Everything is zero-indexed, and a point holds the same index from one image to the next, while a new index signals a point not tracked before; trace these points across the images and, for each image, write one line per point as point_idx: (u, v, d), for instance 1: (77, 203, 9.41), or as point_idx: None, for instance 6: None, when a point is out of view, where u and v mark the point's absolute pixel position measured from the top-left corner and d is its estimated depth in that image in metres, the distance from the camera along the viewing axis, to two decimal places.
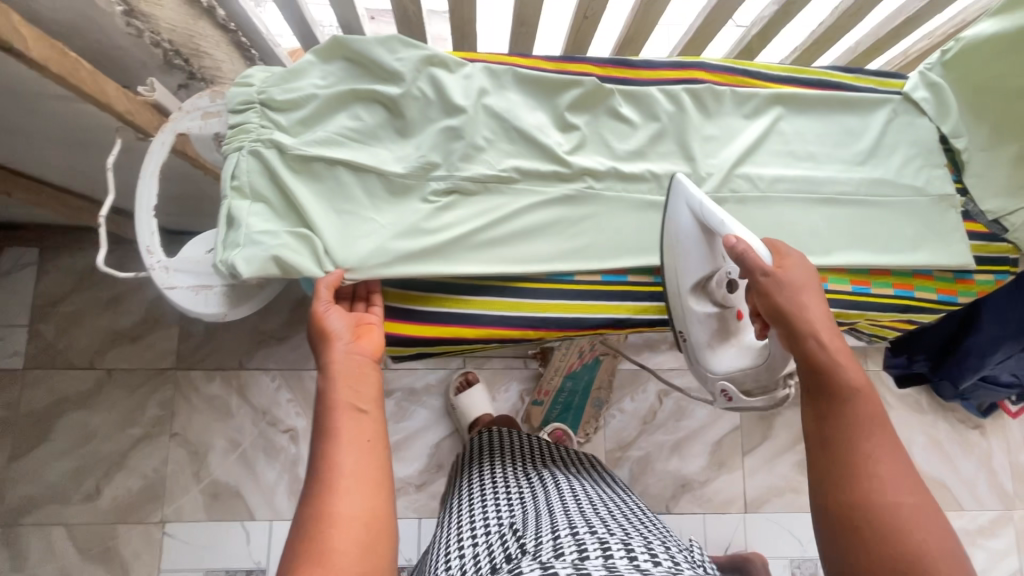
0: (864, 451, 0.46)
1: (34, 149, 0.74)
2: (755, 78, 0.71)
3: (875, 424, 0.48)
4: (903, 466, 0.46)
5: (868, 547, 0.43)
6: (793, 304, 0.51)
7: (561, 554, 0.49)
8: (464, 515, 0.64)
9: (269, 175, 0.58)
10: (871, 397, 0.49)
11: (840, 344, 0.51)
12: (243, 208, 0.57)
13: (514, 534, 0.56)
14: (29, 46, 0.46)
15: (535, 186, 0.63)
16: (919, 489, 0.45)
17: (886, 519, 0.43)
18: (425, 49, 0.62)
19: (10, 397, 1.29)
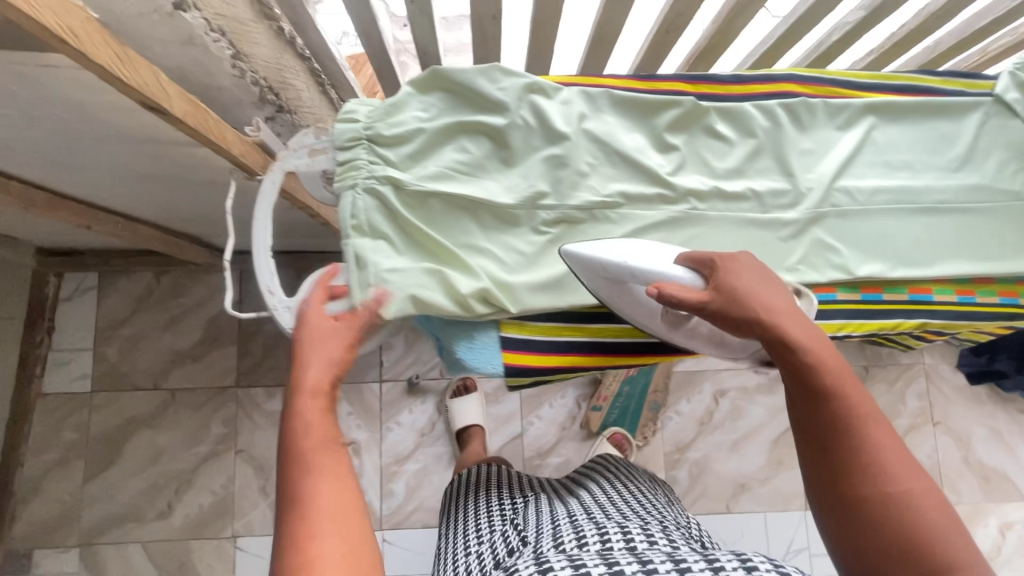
0: (853, 444, 0.50)
1: (132, 184, 0.76)
2: (846, 87, 0.71)
3: (859, 412, 0.51)
4: (888, 449, 0.50)
5: (861, 531, 0.49)
6: (750, 318, 0.55)
7: (559, 543, 0.64)
8: (473, 529, 0.81)
9: (393, 214, 0.59)
10: (848, 384, 0.52)
11: (810, 342, 0.54)
12: (368, 247, 0.58)
13: (518, 532, 0.72)
14: (172, 103, 0.47)
15: (640, 210, 0.64)
16: (903, 466, 0.49)
17: (873, 506, 0.48)
18: (526, 77, 0.62)
19: (80, 420, 1.33)
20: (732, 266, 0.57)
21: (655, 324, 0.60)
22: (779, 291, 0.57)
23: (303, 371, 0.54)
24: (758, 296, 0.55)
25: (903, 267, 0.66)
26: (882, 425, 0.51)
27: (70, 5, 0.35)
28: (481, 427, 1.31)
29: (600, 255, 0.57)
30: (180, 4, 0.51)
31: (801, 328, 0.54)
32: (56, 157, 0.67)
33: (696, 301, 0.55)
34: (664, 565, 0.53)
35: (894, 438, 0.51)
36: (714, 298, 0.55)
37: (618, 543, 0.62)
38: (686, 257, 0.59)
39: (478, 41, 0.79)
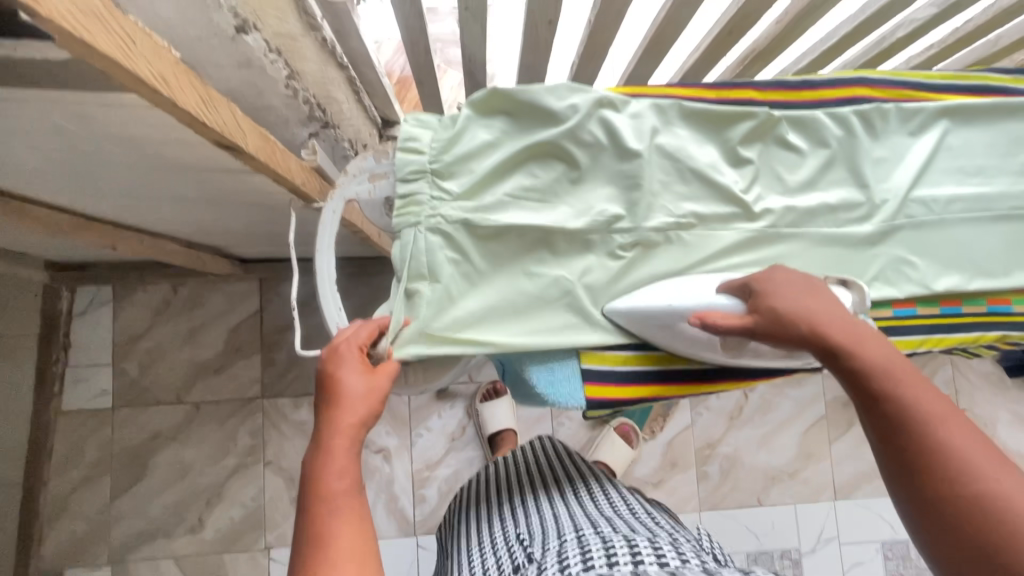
0: (925, 447, 0.44)
1: (168, 203, 0.71)
2: (920, 90, 0.68)
3: (927, 411, 0.45)
4: (970, 449, 0.44)
5: (957, 546, 0.42)
6: (792, 331, 0.52)
7: (566, 563, 0.58)
8: (474, 538, 0.75)
9: (455, 256, 0.58)
10: (911, 382, 0.47)
11: (857, 344, 0.50)
12: (427, 295, 0.57)
13: (521, 544, 0.66)
14: (248, 140, 0.43)
15: (714, 229, 0.62)
16: (993, 467, 0.43)
17: (965, 514, 0.42)
18: (596, 92, 0.58)
19: (103, 437, 1.29)
20: (765, 280, 0.54)
21: (714, 353, 0.59)
22: (826, 293, 0.54)
23: (335, 414, 0.51)
24: (799, 303, 0.52)
25: (981, 278, 0.65)
26: (957, 421, 0.45)
27: (160, 49, 0.32)
28: (513, 431, 1.29)
29: (638, 303, 0.58)
30: (242, 27, 0.48)
31: (847, 330, 0.51)
32: (94, 181, 0.62)
33: (738, 324, 0.53)
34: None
35: (976, 437, 0.44)
36: (750, 319, 0.53)
37: (649, 559, 0.56)
38: (724, 283, 0.57)
39: (528, 45, 0.75)
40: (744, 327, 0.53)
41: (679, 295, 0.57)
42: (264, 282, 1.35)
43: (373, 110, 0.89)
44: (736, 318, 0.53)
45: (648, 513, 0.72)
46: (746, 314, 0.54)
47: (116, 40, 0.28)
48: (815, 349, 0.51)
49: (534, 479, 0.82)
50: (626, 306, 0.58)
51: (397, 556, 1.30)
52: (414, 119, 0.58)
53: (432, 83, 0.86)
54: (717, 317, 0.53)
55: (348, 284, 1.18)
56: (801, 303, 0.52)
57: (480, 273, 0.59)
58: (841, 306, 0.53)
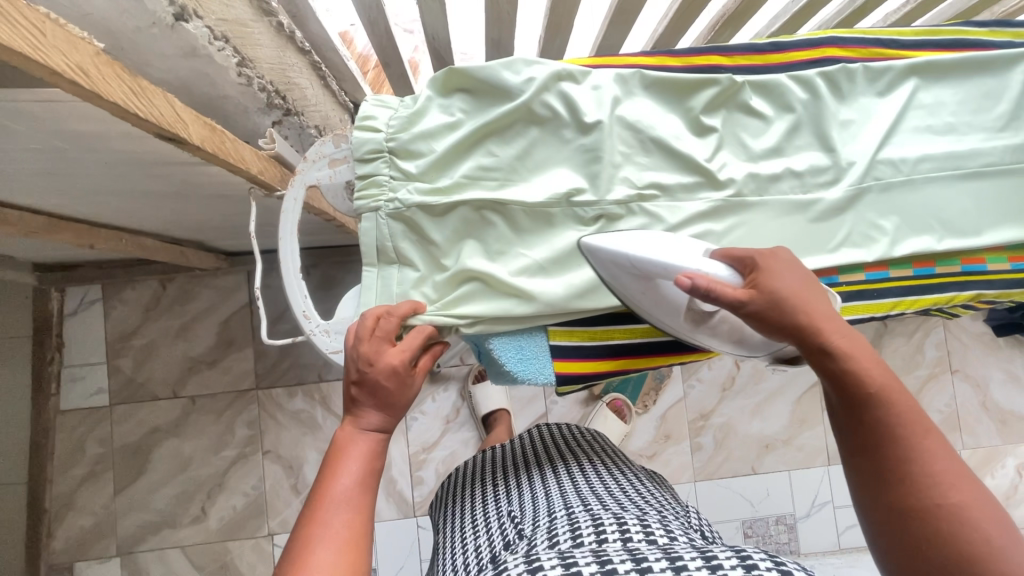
0: (901, 455, 0.45)
1: (134, 195, 0.71)
2: (891, 47, 0.66)
3: (911, 422, 0.46)
4: (942, 460, 0.44)
5: (910, 549, 0.43)
6: (786, 320, 0.50)
7: (556, 535, 0.60)
8: (465, 516, 0.76)
9: (414, 234, 0.59)
10: (901, 391, 0.47)
11: (853, 346, 0.48)
12: (394, 276, 0.59)
13: (512, 522, 0.68)
14: (191, 132, 0.43)
15: (678, 200, 0.61)
16: (962, 480, 0.43)
17: (927, 524, 0.42)
18: (554, 64, 0.58)
19: (103, 434, 1.31)
20: (768, 260, 0.53)
21: (676, 323, 0.58)
22: (822, 291, 0.52)
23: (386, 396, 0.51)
24: (795, 293, 0.50)
25: (952, 237, 0.64)
26: (934, 434, 0.45)
27: (76, 39, 0.31)
28: (506, 411, 1.30)
29: (627, 249, 0.55)
30: (180, 15, 0.47)
31: (843, 330, 0.49)
32: (56, 180, 0.62)
33: (731, 299, 0.51)
34: (695, 561, 0.49)
35: (950, 452, 0.45)
36: (744, 299, 0.51)
37: (637, 534, 0.57)
38: (720, 253, 0.56)
39: (492, 20, 0.73)
40: (736, 304, 0.51)
41: (661, 251, 0.54)
42: (251, 274, 1.35)
43: (343, 95, 0.88)
44: (728, 291, 0.51)
45: (639, 490, 0.73)
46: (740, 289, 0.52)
47: (21, 32, 0.27)
48: (805, 343, 0.50)
49: (522, 456, 0.84)
50: (606, 248, 0.56)
51: (398, 536, 1.32)
52: (376, 99, 0.59)
53: (399, 64, 0.84)
54: (708, 280, 0.51)
55: (332, 273, 1.18)
56: (798, 293, 0.50)
57: (436, 247, 0.59)
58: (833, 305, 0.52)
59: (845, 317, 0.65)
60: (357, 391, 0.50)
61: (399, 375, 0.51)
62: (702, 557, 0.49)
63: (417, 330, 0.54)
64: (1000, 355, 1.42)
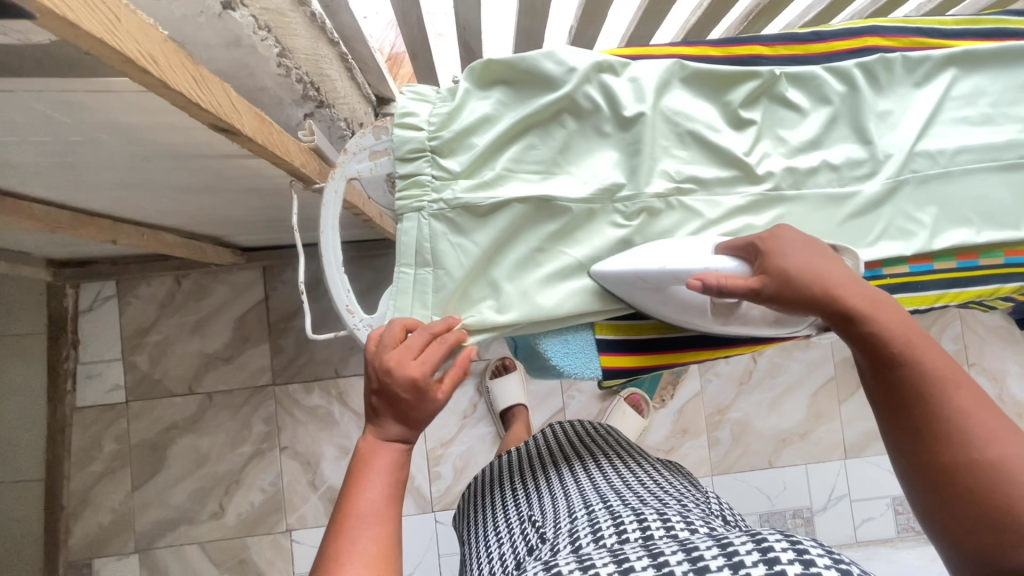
0: (934, 412, 0.43)
1: (163, 188, 0.70)
2: (930, 36, 0.65)
3: (939, 376, 0.44)
4: (979, 414, 0.42)
5: (953, 508, 0.41)
6: (804, 292, 0.49)
7: (576, 536, 0.59)
8: (487, 524, 0.76)
9: (452, 237, 0.57)
10: (928, 348, 0.45)
11: (874, 308, 0.47)
12: (431, 279, 0.57)
13: (533, 526, 0.68)
14: (243, 123, 0.42)
15: (715, 194, 0.60)
16: (1003, 434, 0.41)
17: (969, 480, 0.40)
18: (595, 54, 0.57)
19: (119, 430, 1.31)
20: (772, 238, 0.51)
21: (702, 321, 0.57)
22: (841, 260, 0.51)
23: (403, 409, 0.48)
24: (810, 263, 0.50)
25: (990, 230, 0.63)
26: (967, 386, 0.43)
27: (145, 25, 0.30)
28: (524, 406, 1.30)
29: (633, 265, 0.54)
30: (228, 4, 0.46)
31: (861, 292, 0.48)
32: (89, 173, 0.61)
33: (744, 288, 0.50)
34: (711, 550, 0.48)
35: (989, 407, 0.42)
36: (758, 281, 0.50)
37: (657, 528, 0.57)
38: (726, 245, 0.54)
39: (524, 10, 0.72)
40: (751, 291, 0.50)
41: (669, 257, 0.53)
42: (267, 270, 1.34)
43: (368, 87, 0.86)
44: (738, 281, 0.50)
45: (659, 483, 0.72)
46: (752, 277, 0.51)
47: (97, 15, 0.26)
48: (824, 313, 0.49)
49: (539, 456, 0.84)
50: (613, 270, 0.55)
51: (416, 532, 1.32)
52: (412, 92, 0.57)
53: (426, 55, 0.83)
54: (718, 278, 0.50)
55: (351, 268, 1.17)
56: (813, 262, 0.50)
57: (477, 249, 0.57)
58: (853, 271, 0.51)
59: None
60: (377, 401, 0.49)
61: (421, 390, 0.48)
62: (718, 545, 0.49)
63: (441, 341, 0.51)
64: (1017, 347, 1.42)
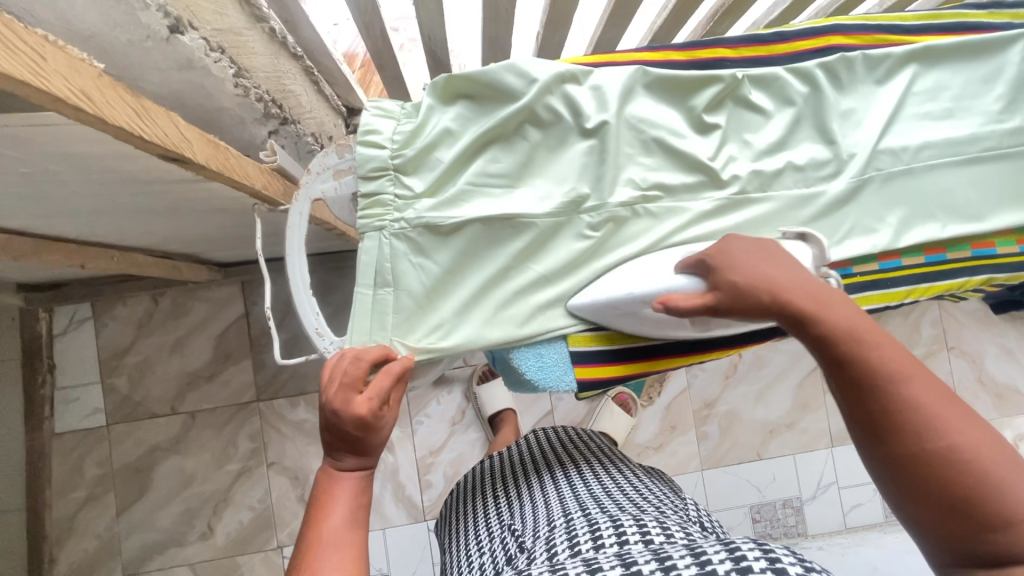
0: (889, 407, 0.41)
1: (126, 212, 0.68)
2: (891, 33, 0.66)
3: (892, 369, 0.42)
4: (931, 402, 0.40)
5: (924, 502, 0.39)
6: (752, 300, 0.48)
7: (553, 546, 0.59)
8: (468, 534, 0.76)
9: (406, 261, 0.57)
10: (876, 338, 0.44)
11: (821, 307, 0.46)
12: (390, 299, 0.57)
13: (512, 535, 0.67)
14: (196, 151, 0.41)
15: (681, 200, 0.60)
16: (955, 419, 0.40)
17: (929, 472, 0.39)
18: (558, 65, 0.56)
19: (101, 454, 1.28)
20: (717, 254, 0.51)
21: (678, 329, 0.58)
22: (792, 262, 0.51)
23: (356, 443, 0.48)
24: (755, 270, 0.49)
25: (956, 224, 0.64)
26: (923, 375, 0.41)
27: (76, 61, 0.29)
28: (512, 411, 1.30)
29: (598, 293, 0.57)
30: (175, 27, 0.45)
31: (808, 292, 0.47)
32: (48, 202, 0.59)
33: (705, 306, 0.49)
34: (685, 558, 0.48)
35: (942, 393, 0.41)
36: (710, 294, 0.50)
37: (632, 536, 0.57)
38: (681, 266, 0.54)
39: (488, 18, 0.71)
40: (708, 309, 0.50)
41: (639, 281, 0.55)
42: (246, 285, 1.33)
43: (336, 99, 0.85)
44: (699, 299, 0.49)
45: (639, 489, 0.72)
46: (706, 290, 0.51)
47: (19, 58, 0.25)
48: (775, 318, 0.48)
49: (520, 463, 0.83)
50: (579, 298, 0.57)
51: (409, 542, 1.32)
52: (375, 107, 0.57)
53: (394, 66, 0.82)
54: (680, 300, 0.49)
55: (330, 280, 1.16)
56: (756, 269, 0.49)
57: (437, 268, 0.57)
58: (805, 271, 0.50)
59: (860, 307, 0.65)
60: (329, 435, 0.49)
61: (371, 423, 0.48)
62: (692, 553, 0.49)
63: (389, 372, 0.50)
64: (994, 329, 1.45)
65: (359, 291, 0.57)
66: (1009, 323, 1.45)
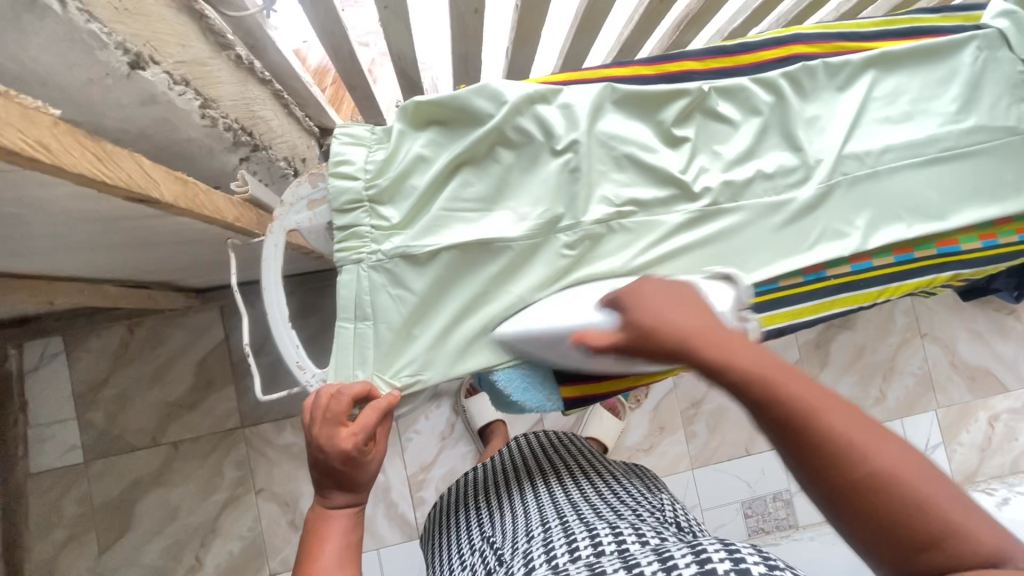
0: (818, 445, 0.41)
1: (96, 247, 0.66)
2: (850, 40, 0.68)
3: (807, 405, 0.42)
4: (849, 429, 0.41)
5: (872, 534, 0.40)
6: (661, 347, 0.48)
7: (530, 558, 0.60)
8: (451, 544, 0.76)
9: (383, 298, 0.57)
10: (786, 376, 0.44)
11: (726, 349, 0.46)
12: (372, 334, 0.57)
13: (492, 546, 0.68)
14: (164, 191, 0.40)
15: (656, 214, 0.61)
16: (876, 444, 0.40)
17: (867, 501, 0.40)
18: (528, 87, 0.57)
19: (80, 492, 1.24)
20: (632, 293, 0.51)
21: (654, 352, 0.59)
22: (700, 296, 0.51)
23: (344, 479, 0.49)
24: (659, 313, 0.49)
25: (920, 223, 0.66)
26: (835, 404, 0.42)
27: (30, 111, 0.28)
28: (502, 422, 1.29)
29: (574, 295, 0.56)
30: (136, 63, 0.44)
31: (714, 334, 0.47)
32: (10, 242, 0.57)
33: (612, 346, 0.49)
34: (652, 565, 0.49)
35: (855, 416, 0.42)
36: (624, 336, 0.49)
37: (608, 543, 0.57)
38: (600, 301, 0.53)
39: (457, 36, 0.71)
40: (620, 349, 0.50)
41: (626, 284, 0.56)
42: (225, 310, 1.30)
43: (308, 120, 0.84)
44: (611, 337, 0.50)
45: (619, 493, 0.73)
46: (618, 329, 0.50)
47: None
48: (684, 362, 0.48)
49: (501, 471, 0.83)
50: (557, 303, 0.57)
51: (404, 562, 1.30)
52: (345, 135, 0.57)
53: (365, 86, 0.81)
54: (596, 336, 0.50)
55: (312, 301, 1.14)
56: (660, 311, 0.49)
57: (415, 297, 0.57)
58: (708, 306, 0.50)
59: (833, 309, 0.68)
60: (318, 473, 0.49)
61: (357, 458, 0.48)
62: (659, 560, 0.50)
63: (372, 406, 0.49)
64: (966, 314, 1.49)
65: (342, 324, 0.57)
66: (979, 309, 1.50)
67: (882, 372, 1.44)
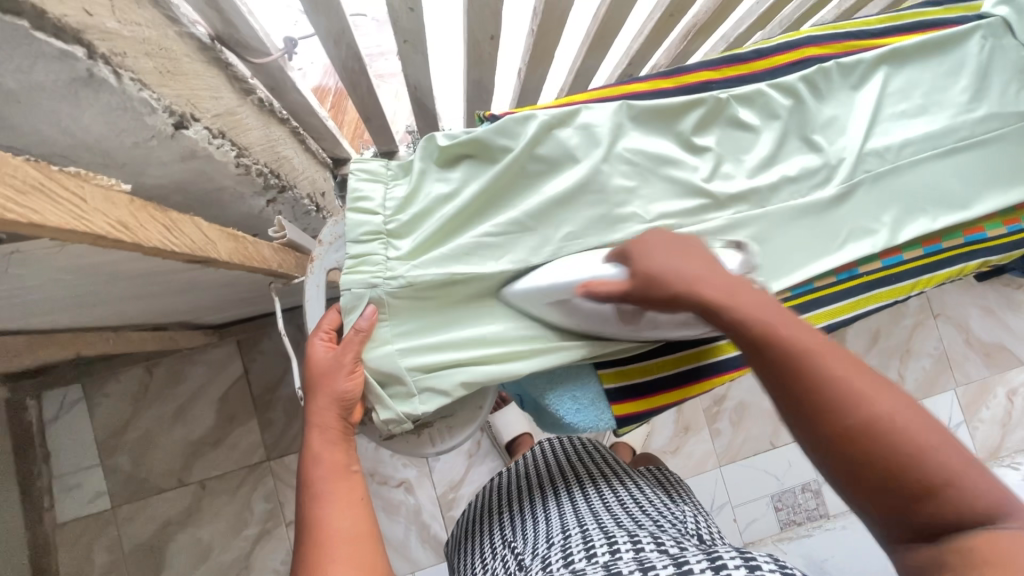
0: (809, 386, 0.41)
1: (129, 299, 0.66)
2: (858, 39, 0.69)
3: (803, 349, 0.43)
4: (844, 373, 0.41)
5: (866, 480, 0.39)
6: (665, 292, 0.49)
7: (549, 564, 0.60)
8: (473, 550, 0.76)
9: (402, 325, 0.57)
10: (785, 324, 0.44)
11: (731, 294, 0.47)
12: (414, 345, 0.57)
13: (512, 552, 0.68)
14: (219, 249, 0.41)
15: (686, 224, 0.61)
16: (871, 390, 0.40)
17: (862, 446, 0.39)
18: (545, 114, 0.58)
19: (109, 539, 1.23)
20: (639, 245, 0.52)
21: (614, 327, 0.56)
22: (700, 248, 0.51)
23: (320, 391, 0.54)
24: (670, 263, 0.49)
25: (944, 214, 0.67)
26: (835, 351, 0.42)
27: (109, 192, 0.29)
28: (529, 434, 1.29)
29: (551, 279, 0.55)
30: (180, 123, 0.44)
31: (719, 282, 0.48)
32: (50, 304, 0.57)
33: (617, 294, 0.50)
34: (667, 570, 0.50)
35: (856, 364, 0.42)
36: (631, 285, 0.50)
37: (624, 545, 0.57)
38: (612, 254, 0.54)
39: (471, 62, 0.72)
40: (624, 296, 0.51)
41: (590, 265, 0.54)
42: (242, 343, 1.30)
43: (322, 153, 0.85)
44: (619, 286, 0.50)
45: (640, 500, 0.72)
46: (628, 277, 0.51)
47: (62, 205, 0.25)
48: (685, 308, 0.48)
49: (523, 478, 0.83)
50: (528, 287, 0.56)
51: None
52: (361, 170, 0.57)
53: (380, 117, 0.82)
54: (604, 287, 0.51)
55: None
56: (673, 264, 0.49)
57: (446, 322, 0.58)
58: (717, 262, 0.50)
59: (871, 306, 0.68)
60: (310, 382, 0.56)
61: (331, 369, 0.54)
62: (674, 564, 0.51)
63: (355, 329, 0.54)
64: (977, 292, 1.50)
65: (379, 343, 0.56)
66: (989, 286, 1.51)
67: (899, 355, 1.45)
